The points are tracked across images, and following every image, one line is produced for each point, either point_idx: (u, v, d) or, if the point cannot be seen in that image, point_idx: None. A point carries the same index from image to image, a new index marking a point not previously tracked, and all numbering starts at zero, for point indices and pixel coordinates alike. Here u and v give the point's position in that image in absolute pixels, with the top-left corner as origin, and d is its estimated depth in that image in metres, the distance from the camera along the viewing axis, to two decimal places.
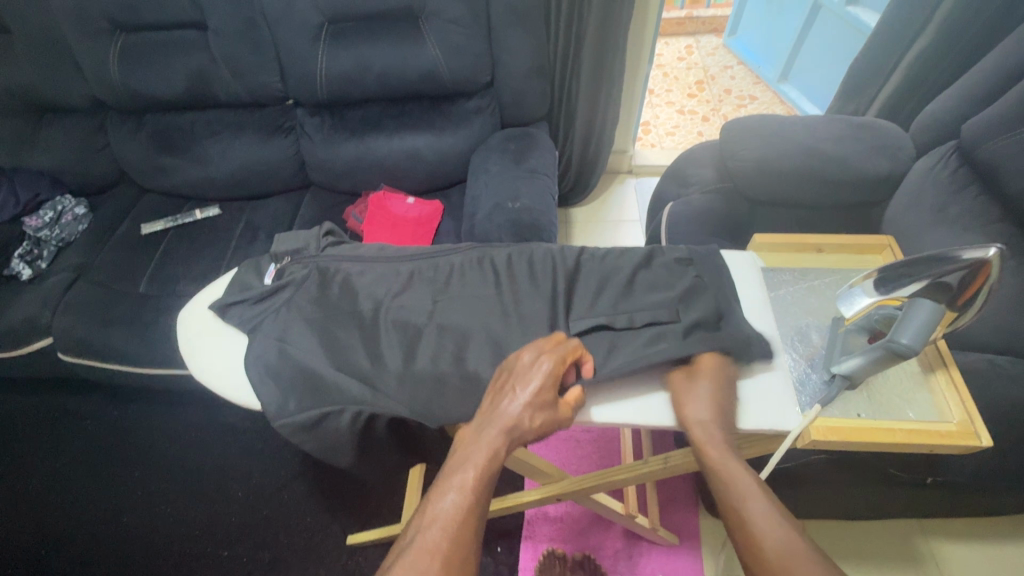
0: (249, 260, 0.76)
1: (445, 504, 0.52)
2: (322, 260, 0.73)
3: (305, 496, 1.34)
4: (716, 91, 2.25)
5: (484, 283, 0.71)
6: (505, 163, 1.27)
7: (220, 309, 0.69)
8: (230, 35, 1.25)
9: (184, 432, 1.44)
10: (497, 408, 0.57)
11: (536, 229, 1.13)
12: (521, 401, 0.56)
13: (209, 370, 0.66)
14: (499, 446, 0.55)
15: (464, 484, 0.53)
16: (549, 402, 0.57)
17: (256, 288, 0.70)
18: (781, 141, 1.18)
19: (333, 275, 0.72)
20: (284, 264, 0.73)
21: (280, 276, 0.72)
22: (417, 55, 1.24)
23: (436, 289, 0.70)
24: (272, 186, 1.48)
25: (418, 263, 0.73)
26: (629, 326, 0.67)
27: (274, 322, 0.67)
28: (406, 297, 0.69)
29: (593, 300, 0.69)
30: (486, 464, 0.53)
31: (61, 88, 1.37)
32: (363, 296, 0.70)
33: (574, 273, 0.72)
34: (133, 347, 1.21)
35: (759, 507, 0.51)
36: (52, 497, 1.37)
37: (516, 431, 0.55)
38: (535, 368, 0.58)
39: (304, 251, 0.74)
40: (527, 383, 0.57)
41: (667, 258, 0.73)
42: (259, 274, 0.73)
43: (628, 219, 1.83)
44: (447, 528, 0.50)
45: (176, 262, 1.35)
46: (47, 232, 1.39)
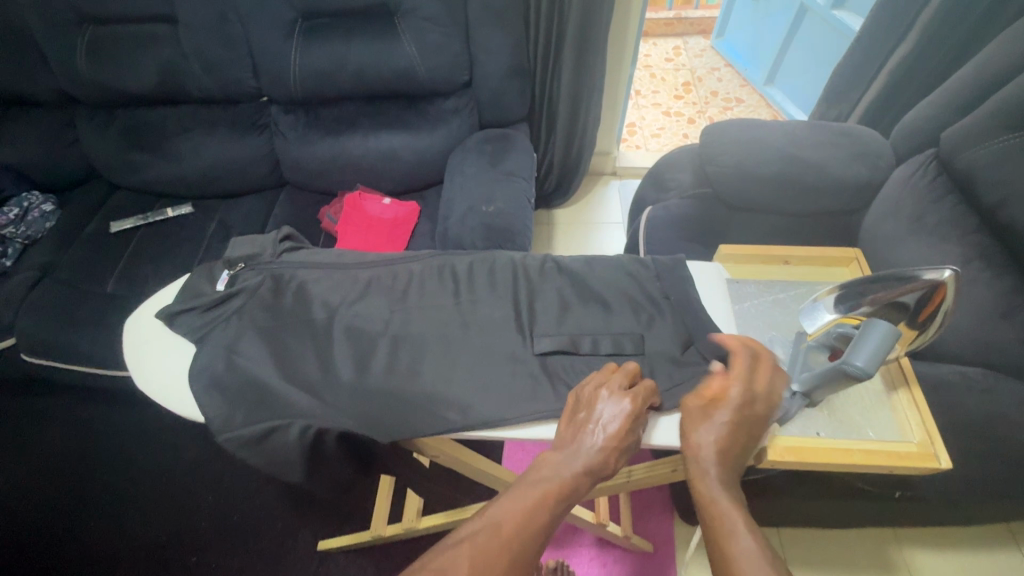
0: (203, 266, 0.73)
1: (519, 503, 0.50)
2: (278, 267, 0.70)
3: (278, 500, 1.32)
4: (703, 93, 2.24)
5: (444, 292, 0.69)
6: (482, 165, 1.25)
7: (167, 318, 0.66)
8: (201, 29, 1.22)
9: (154, 434, 1.41)
10: (577, 442, 0.54)
11: (510, 234, 1.11)
12: (607, 442, 0.54)
13: (154, 381, 0.63)
14: (581, 480, 0.52)
15: (540, 496, 0.50)
16: (629, 444, 0.55)
17: (207, 296, 0.68)
18: (758, 146, 1.17)
19: (288, 282, 0.70)
20: (237, 270, 0.71)
21: (233, 283, 0.70)
22: (393, 53, 1.21)
23: (395, 298, 0.68)
24: (246, 184, 1.44)
25: (376, 271, 0.71)
26: (590, 341, 0.65)
27: (224, 331, 0.65)
28: (363, 305, 0.67)
29: (557, 310, 0.67)
30: (564, 490, 0.51)
31: (28, 81, 1.33)
32: (318, 304, 0.68)
33: (538, 281, 0.70)
34: (98, 348, 1.18)
35: (750, 546, 0.47)
36: (16, 502, 1.34)
37: (602, 471, 0.53)
38: (610, 405, 0.55)
39: (259, 257, 0.72)
40: (608, 424, 0.54)
41: (634, 270, 0.71)
42: (212, 281, 0.71)
43: (611, 222, 1.82)
44: (522, 524, 0.49)
45: (146, 261, 1.32)
46: (12, 229, 1.35)
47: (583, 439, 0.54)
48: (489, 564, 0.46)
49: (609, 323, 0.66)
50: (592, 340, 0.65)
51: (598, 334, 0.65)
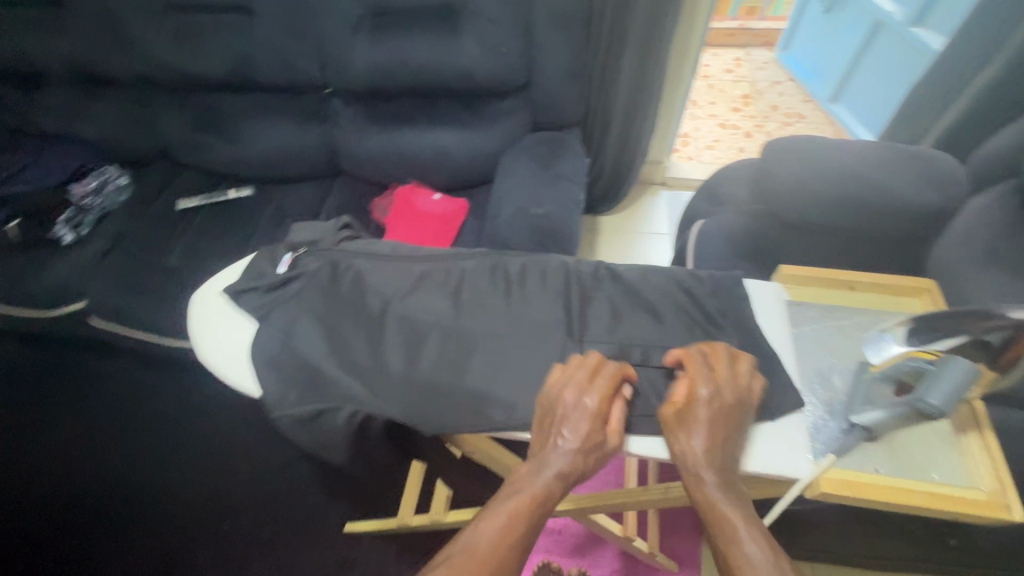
0: (265, 248, 0.76)
1: (496, 521, 0.50)
2: (337, 255, 0.72)
3: (310, 478, 1.36)
4: (762, 107, 2.18)
5: (494, 290, 0.69)
6: (533, 167, 1.25)
7: (233, 295, 0.70)
8: (274, 22, 1.28)
9: (201, 404, 1.48)
10: (546, 451, 0.55)
11: (558, 237, 1.11)
12: (577, 443, 0.54)
13: (216, 354, 0.66)
14: (554, 488, 0.53)
15: (513, 509, 0.51)
16: (599, 443, 0.55)
17: (269, 277, 0.71)
18: (822, 165, 1.13)
19: (345, 269, 0.71)
20: (299, 255, 0.74)
21: (294, 267, 0.72)
22: (454, 52, 1.23)
23: (446, 293, 0.69)
24: (303, 171, 1.49)
25: (429, 266, 0.72)
26: (640, 354, 0.64)
27: (284, 312, 0.67)
28: (415, 297, 0.69)
29: (607, 317, 0.67)
30: (538, 501, 0.52)
31: (110, 64, 1.41)
32: (372, 293, 0.70)
33: (589, 288, 0.69)
34: (158, 319, 1.26)
35: (757, 554, 0.47)
36: (73, 456, 1.43)
37: (574, 474, 0.54)
38: (580, 401, 0.56)
39: (319, 244, 0.75)
40: (573, 422, 0.55)
41: (691, 284, 0.69)
42: (274, 263, 0.74)
43: (657, 232, 1.80)
44: (496, 547, 0.48)
45: (207, 239, 1.39)
46: (90, 200, 1.43)
47: (557, 444, 0.54)
48: None
49: (658, 336, 0.65)
50: (643, 352, 0.64)
51: (648, 346, 0.64)
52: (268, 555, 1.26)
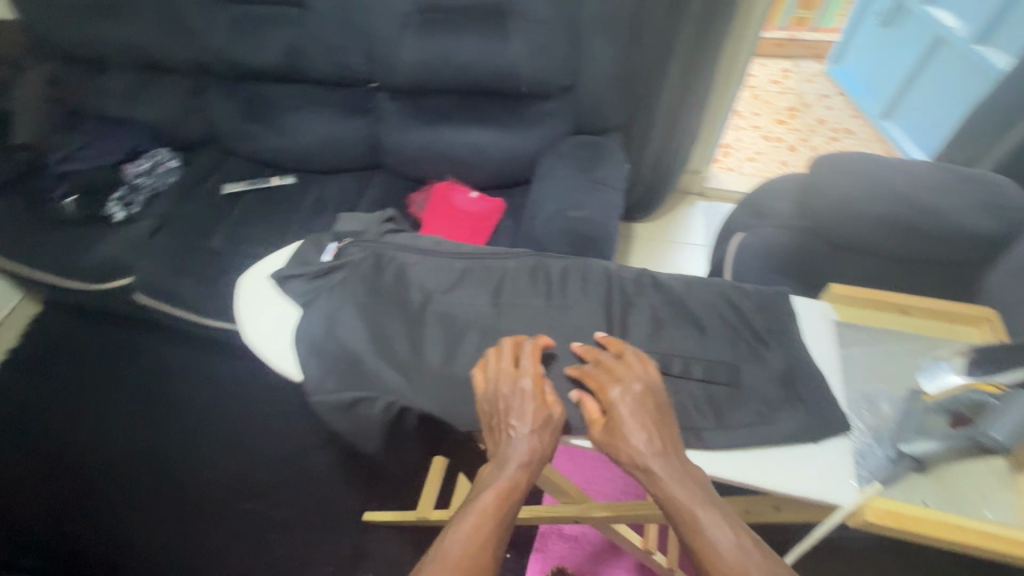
0: (311, 236, 0.78)
1: (471, 522, 0.51)
2: (381, 247, 0.74)
3: (334, 464, 1.39)
4: (810, 120, 2.16)
5: (535, 292, 0.69)
6: (573, 171, 1.25)
7: (279, 280, 0.72)
8: (327, 16, 1.30)
9: (235, 384, 1.53)
10: (503, 443, 0.56)
11: (594, 242, 1.11)
12: (527, 432, 0.56)
13: (260, 337, 0.68)
14: (519, 479, 0.54)
15: (485, 505, 0.52)
16: (546, 424, 0.57)
17: (315, 265, 0.72)
18: (873, 183, 1.10)
19: (388, 262, 0.72)
20: (344, 245, 0.75)
21: (339, 256, 0.74)
22: (501, 52, 1.24)
23: (488, 291, 0.69)
24: (344, 163, 1.52)
25: (471, 263, 0.72)
26: (682, 367, 0.62)
27: (327, 300, 0.69)
28: (457, 294, 0.69)
29: (648, 326, 0.66)
30: (506, 494, 0.53)
31: (168, 51, 1.45)
32: (414, 287, 0.70)
33: (631, 295, 0.69)
34: (199, 299, 1.30)
35: (725, 541, 0.48)
36: (111, 425, 1.49)
37: (534, 458, 0.55)
38: (517, 390, 0.58)
39: (364, 235, 0.76)
40: (518, 407, 0.57)
41: (737, 298, 0.67)
42: (319, 252, 0.75)
43: (693, 243, 1.78)
44: (468, 552, 0.49)
45: (249, 224, 1.42)
46: (142, 180, 1.48)
47: (511, 438, 0.56)
48: None
49: (700, 348, 0.64)
50: (684, 365, 0.62)
51: (689, 357, 0.63)
52: (289, 536, 1.29)
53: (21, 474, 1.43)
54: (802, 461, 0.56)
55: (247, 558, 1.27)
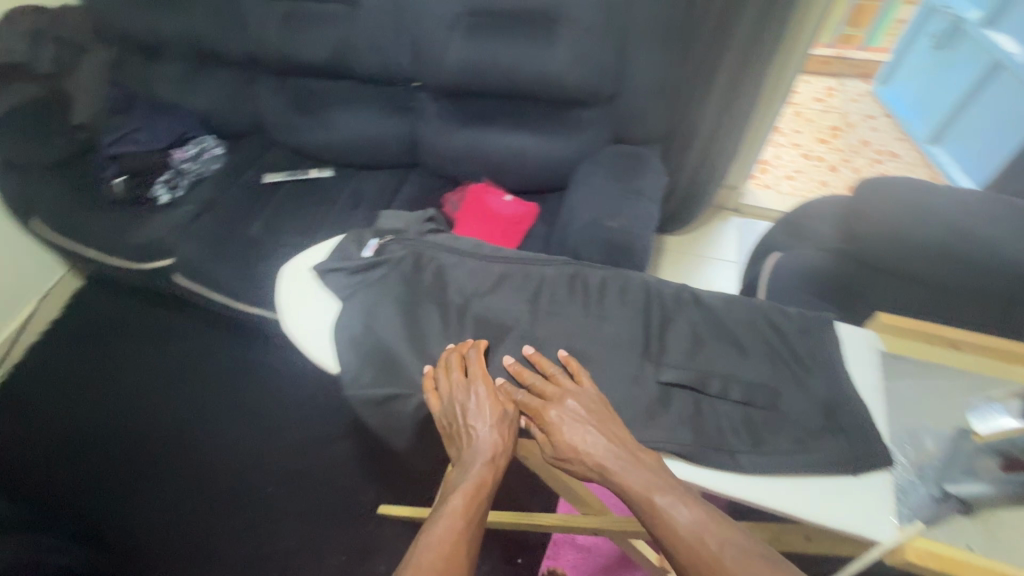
0: (354, 230, 0.79)
1: (447, 524, 0.56)
2: (422, 246, 0.74)
3: (352, 455, 1.41)
4: (853, 140, 2.12)
5: (573, 300, 0.69)
6: (609, 180, 1.25)
7: (321, 273, 0.73)
8: (377, 14, 1.33)
9: (263, 369, 1.57)
10: (468, 446, 0.61)
11: (628, 253, 1.11)
12: (488, 432, 0.61)
13: (300, 327, 0.70)
14: (485, 476, 0.59)
15: (459, 506, 0.57)
16: (502, 424, 0.62)
17: (356, 260, 0.74)
18: (920, 210, 1.07)
19: (428, 261, 0.73)
20: (385, 241, 0.76)
21: (380, 253, 0.75)
22: (545, 58, 1.25)
23: (526, 296, 0.70)
24: (383, 159, 1.54)
25: (509, 267, 0.72)
26: (720, 387, 0.61)
27: (367, 295, 0.70)
28: (494, 298, 0.69)
29: (686, 341, 0.65)
30: (475, 492, 0.58)
31: (223, 42, 1.50)
32: (452, 288, 0.71)
33: (671, 309, 0.68)
34: (236, 284, 1.34)
35: (684, 518, 0.52)
36: (143, 400, 1.54)
37: (497, 455, 0.61)
38: (470, 398, 0.61)
39: (405, 233, 0.77)
40: (476, 411, 0.61)
41: (781, 321, 0.66)
42: (360, 246, 0.76)
43: (725, 259, 1.76)
44: (445, 552, 0.54)
45: (286, 213, 1.46)
46: (188, 166, 1.53)
47: (472, 440, 0.61)
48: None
49: (739, 368, 0.63)
50: (721, 384, 0.62)
51: (728, 377, 0.62)
52: (306, 522, 1.32)
53: (56, 442, 1.49)
54: (834, 491, 0.55)
55: (265, 540, 1.30)
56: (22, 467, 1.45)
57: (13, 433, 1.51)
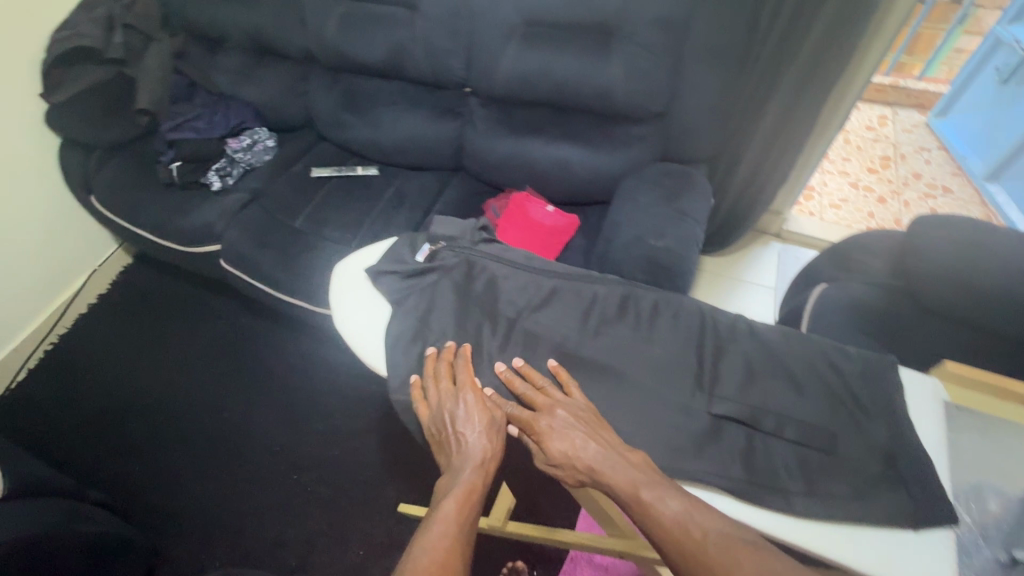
0: (407, 233, 0.81)
1: (443, 527, 0.58)
2: (473, 255, 0.77)
3: (377, 450, 1.43)
4: (903, 172, 2.06)
5: (623, 322, 0.70)
6: (656, 198, 1.23)
7: (373, 275, 0.75)
8: (435, 18, 1.34)
9: (295, 358, 1.60)
10: (458, 450, 0.63)
11: (671, 274, 1.09)
12: (479, 438, 0.63)
13: (351, 326, 0.73)
14: (475, 480, 0.62)
15: (451, 509, 0.59)
16: (491, 429, 0.64)
17: (409, 264, 0.76)
18: (980, 252, 1.03)
19: (479, 271, 0.76)
20: (437, 247, 0.78)
21: (432, 258, 0.77)
22: (599, 71, 1.25)
23: (576, 314, 0.71)
24: (428, 161, 1.55)
25: (560, 283, 0.74)
26: (774, 429, 0.61)
27: (418, 300, 0.72)
28: (543, 313, 0.71)
29: (739, 374, 0.65)
30: (465, 495, 0.61)
31: (283, 37, 1.54)
32: (502, 301, 0.73)
33: (726, 340, 0.68)
34: (278, 275, 1.37)
35: (675, 509, 0.54)
36: (179, 379, 1.59)
37: (486, 458, 0.63)
38: (463, 405, 0.64)
39: (457, 241, 0.79)
40: (465, 417, 0.64)
41: (840, 365, 0.65)
42: (413, 250, 0.78)
43: (763, 284, 1.74)
44: (439, 553, 0.55)
45: (331, 208, 1.49)
46: (241, 155, 1.58)
47: (463, 447, 0.63)
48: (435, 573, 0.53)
49: (793, 407, 0.62)
50: (777, 424, 0.61)
51: (782, 415, 0.62)
52: (328, 511, 1.35)
53: (93, 413, 1.54)
54: (890, 542, 0.53)
55: (288, 526, 1.33)
56: (61, 434, 1.50)
57: (56, 400, 1.57)
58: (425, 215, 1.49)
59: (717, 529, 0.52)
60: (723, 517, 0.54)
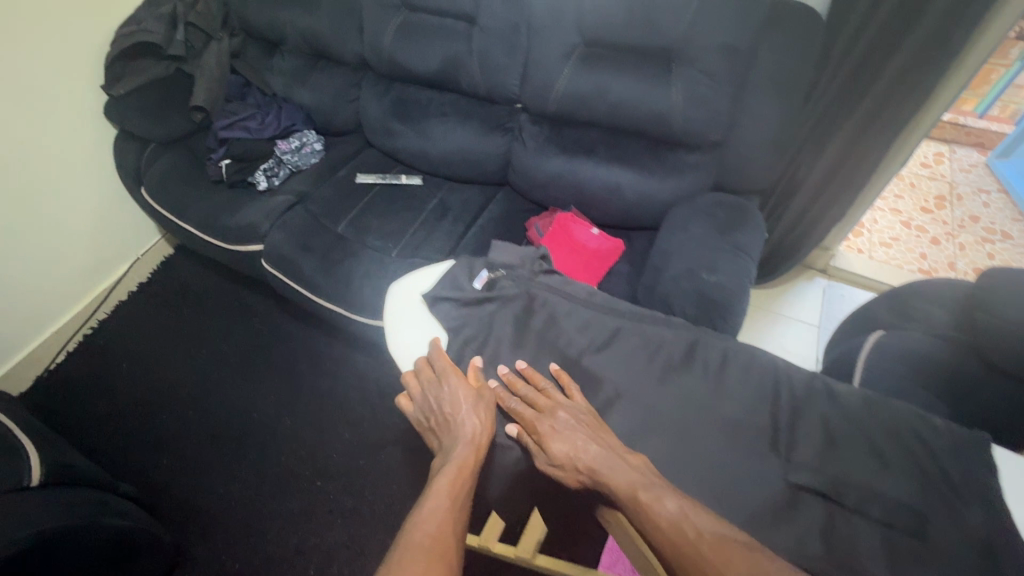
0: (466, 258, 0.92)
1: (441, 495, 0.66)
2: (533, 289, 0.86)
3: (403, 464, 1.42)
4: (960, 214, 1.98)
5: (689, 369, 0.75)
6: (709, 229, 1.19)
7: (431, 300, 0.86)
8: (493, 34, 1.33)
9: (326, 362, 1.61)
10: (455, 431, 0.73)
11: (724, 311, 1.04)
12: (468, 416, 0.73)
13: (400, 344, 0.85)
14: (468, 456, 0.70)
15: (448, 480, 0.68)
16: (485, 416, 0.74)
17: (468, 292, 0.86)
18: None
19: (538, 305, 0.85)
20: (496, 277, 0.89)
21: (490, 287, 0.88)
22: (658, 96, 1.22)
23: (642, 358, 0.77)
24: (473, 173, 1.54)
25: (623, 323, 0.81)
26: (859, 506, 0.61)
27: (477, 328, 0.84)
28: (605, 354, 0.78)
29: (817, 445, 0.67)
30: (460, 469, 0.69)
31: (340, 43, 1.55)
32: (567, 341, 0.81)
33: (805, 401, 0.71)
34: (318, 280, 1.37)
35: (672, 511, 0.60)
36: (212, 373, 1.61)
37: (480, 440, 0.72)
38: (452, 386, 0.75)
39: (516, 271, 0.89)
40: (461, 402, 0.74)
41: (927, 438, 0.66)
42: (472, 278, 0.89)
43: (805, 321, 1.69)
44: (438, 516, 0.63)
45: (374, 216, 1.49)
46: (289, 157, 1.60)
47: (457, 426, 0.73)
48: (440, 536, 0.61)
49: (875, 479, 0.63)
50: (861, 501, 0.62)
51: (866, 489, 0.62)
52: (350, 522, 1.34)
53: (126, 402, 1.56)
54: None
55: (310, 533, 1.32)
56: (93, 420, 1.53)
57: (91, 385, 1.59)
58: (467, 229, 1.48)
59: (709, 529, 0.58)
60: (718, 521, 0.59)
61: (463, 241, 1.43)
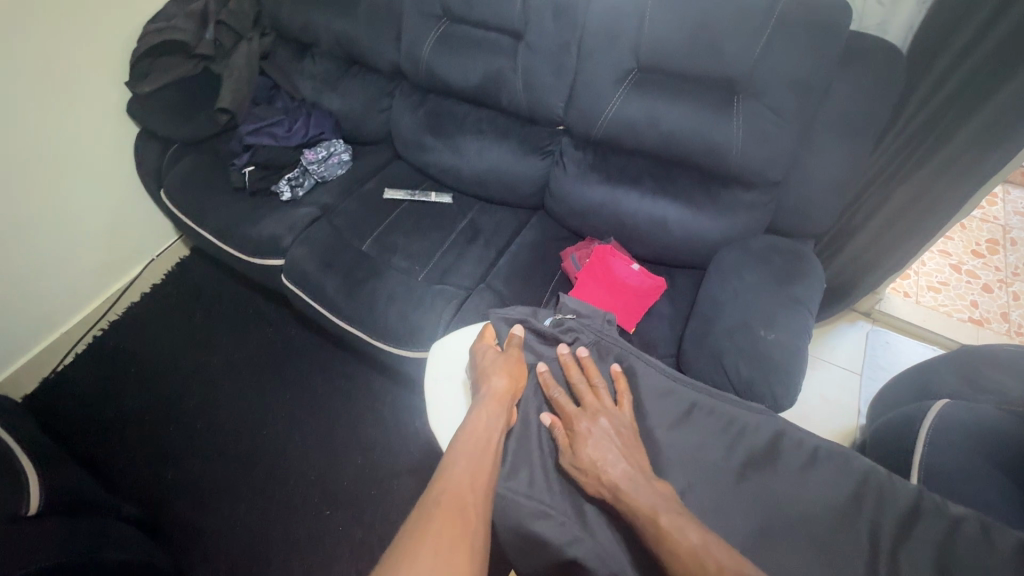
0: (536, 308, 1.05)
1: (472, 449, 0.75)
2: (601, 336, 0.96)
3: (417, 495, 1.35)
4: (1013, 260, 1.88)
5: (773, 465, 0.79)
6: (765, 278, 1.11)
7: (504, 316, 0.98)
8: (541, 52, 1.25)
9: (342, 381, 1.55)
10: (486, 394, 0.84)
11: (781, 373, 0.96)
12: (499, 378, 0.86)
13: (437, 395, 0.93)
14: (496, 421, 0.80)
15: (478, 438, 0.77)
16: (513, 391, 0.86)
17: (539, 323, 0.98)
18: None
19: (606, 355, 0.94)
20: (565, 318, 1.00)
21: (557, 324, 0.99)
22: (717, 129, 1.13)
23: (718, 444, 0.82)
24: (509, 196, 1.46)
25: (698, 399, 0.87)
26: None
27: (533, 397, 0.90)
28: (683, 428, 0.84)
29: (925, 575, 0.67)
30: (487, 431, 0.78)
31: (376, 51, 1.48)
32: (640, 421, 0.85)
33: (913, 522, 0.71)
34: (340, 301, 1.29)
35: (694, 542, 0.64)
36: (223, 384, 1.55)
37: (505, 411, 0.83)
38: (481, 350, 0.93)
39: (585, 317, 1.01)
40: (495, 372, 0.87)
41: None
42: (539, 317, 1.01)
43: (845, 367, 1.59)
44: (467, 468, 0.72)
45: (402, 234, 1.42)
46: (315, 167, 1.52)
47: (488, 387, 0.85)
48: (467, 488, 0.69)
49: None
50: None
51: None
52: (358, 558, 1.26)
53: (135, 410, 1.50)
54: None
55: (316, 566, 1.25)
56: (99, 430, 1.46)
57: (98, 392, 1.53)
58: (499, 255, 1.40)
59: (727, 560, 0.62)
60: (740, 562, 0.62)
61: (494, 268, 1.35)
